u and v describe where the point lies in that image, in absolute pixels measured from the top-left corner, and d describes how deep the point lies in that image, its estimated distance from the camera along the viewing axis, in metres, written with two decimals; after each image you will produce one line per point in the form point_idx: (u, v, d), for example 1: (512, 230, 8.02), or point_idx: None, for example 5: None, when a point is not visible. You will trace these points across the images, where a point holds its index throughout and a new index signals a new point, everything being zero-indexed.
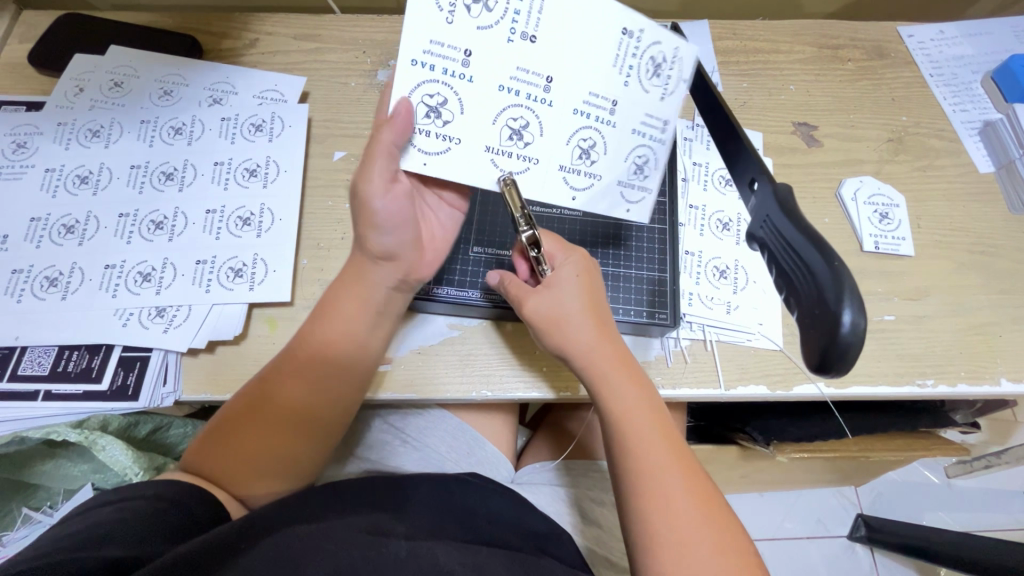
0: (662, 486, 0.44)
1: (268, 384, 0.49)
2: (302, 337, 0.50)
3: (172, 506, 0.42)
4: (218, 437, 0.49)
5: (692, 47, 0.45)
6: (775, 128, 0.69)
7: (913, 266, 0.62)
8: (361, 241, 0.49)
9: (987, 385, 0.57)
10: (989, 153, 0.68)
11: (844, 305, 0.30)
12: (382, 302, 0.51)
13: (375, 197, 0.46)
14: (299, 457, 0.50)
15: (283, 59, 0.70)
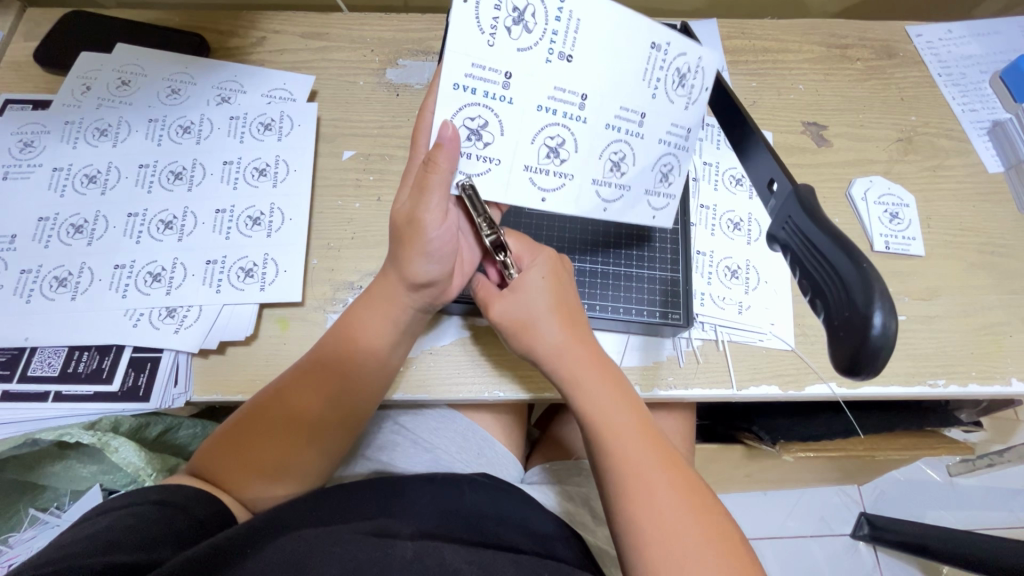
0: (643, 484, 0.44)
1: (289, 397, 0.49)
2: (325, 353, 0.50)
3: (179, 510, 0.41)
4: (222, 443, 0.48)
5: (711, 55, 0.47)
6: (785, 127, 0.69)
7: (924, 265, 0.62)
8: (394, 260, 0.48)
9: (997, 384, 0.57)
10: (998, 152, 0.68)
11: (874, 307, 0.29)
12: (408, 322, 0.51)
13: (424, 224, 0.45)
14: (301, 463, 0.49)
15: (291, 58, 0.70)
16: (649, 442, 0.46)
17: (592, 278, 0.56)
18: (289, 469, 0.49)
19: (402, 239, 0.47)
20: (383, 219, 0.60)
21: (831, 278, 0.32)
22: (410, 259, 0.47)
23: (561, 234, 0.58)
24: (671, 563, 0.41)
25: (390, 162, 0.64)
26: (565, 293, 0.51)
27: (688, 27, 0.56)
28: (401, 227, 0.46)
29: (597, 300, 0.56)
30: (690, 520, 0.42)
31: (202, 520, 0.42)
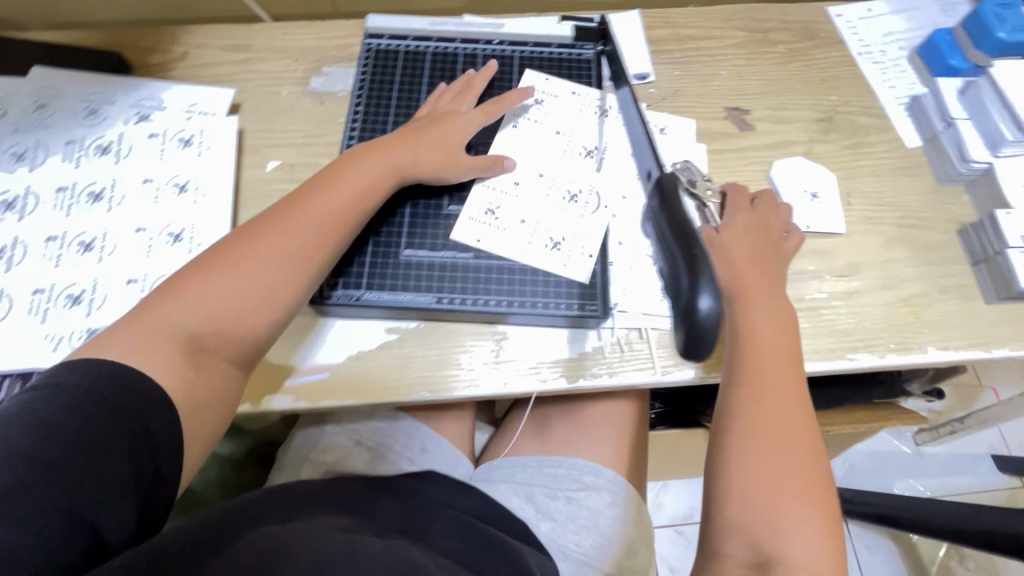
0: (780, 416, 0.46)
1: (270, 232, 0.50)
2: (303, 199, 0.52)
3: (135, 423, 0.40)
4: (174, 293, 0.47)
5: (525, 76, 0.66)
6: (708, 114, 0.69)
7: (844, 242, 0.63)
8: (371, 161, 0.55)
9: (916, 354, 0.58)
10: (916, 126, 0.69)
11: (702, 302, 0.39)
12: (342, 198, 0.53)
13: (438, 131, 0.58)
14: (265, 335, 0.49)
15: (213, 71, 0.70)
16: (791, 365, 0.49)
17: (513, 274, 0.57)
18: (253, 353, 0.49)
19: (431, 127, 0.59)
20: None
21: (690, 290, 0.40)
22: (441, 134, 0.58)
23: (483, 235, 0.59)
24: (761, 470, 0.44)
25: (315, 170, 0.64)
26: (786, 257, 0.57)
27: (619, 51, 0.62)
28: (436, 118, 0.60)
29: (517, 296, 0.57)
30: (791, 425, 0.46)
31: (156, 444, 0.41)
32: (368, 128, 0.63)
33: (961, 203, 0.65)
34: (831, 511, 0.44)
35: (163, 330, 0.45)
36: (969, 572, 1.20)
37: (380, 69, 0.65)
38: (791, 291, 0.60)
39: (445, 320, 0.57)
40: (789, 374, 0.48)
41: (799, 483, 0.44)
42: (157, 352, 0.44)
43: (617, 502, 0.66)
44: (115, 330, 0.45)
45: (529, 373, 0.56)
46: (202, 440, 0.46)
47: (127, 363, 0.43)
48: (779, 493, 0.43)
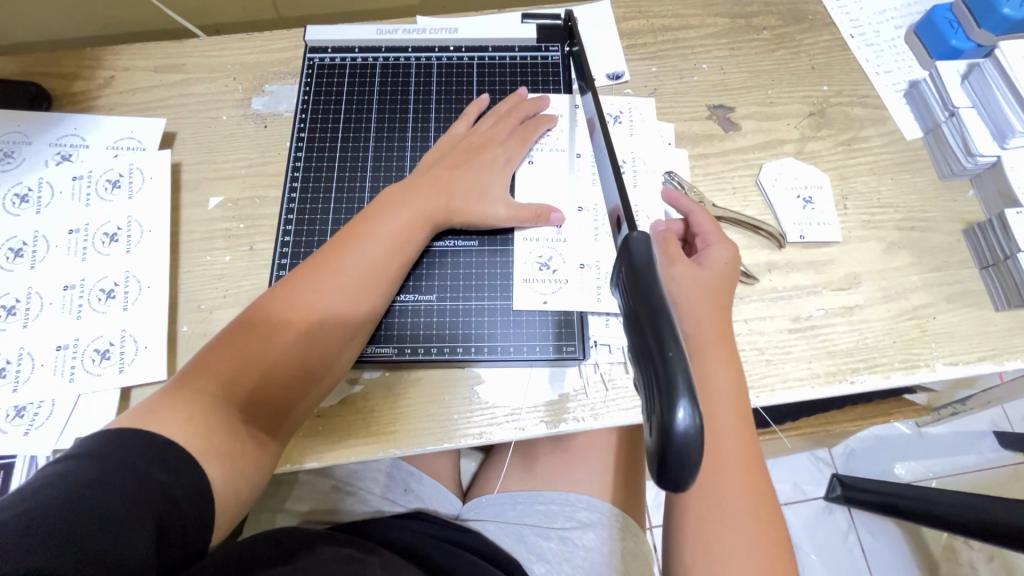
0: (732, 494, 0.44)
1: (305, 288, 0.47)
2: (340, 249, 0.48)
3: (160, 489, 0.36)
4: (214, 358, 0.44)
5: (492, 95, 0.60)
6: (689, 115, 0.63)
7: (841, 251, 0.58)
8: (404, 211, 0.51)
9: (923, 371, 0.54)
10: (916, 115, 0.64)
11: (679, 396, 0.26)
12: (383, 261, 0.49)
13: (477, 172, 0.54)
14: (303, 396, 0.46)
15: (143, 97, 0.63)
16: (741, 431, 0.47)
17: (482, 316, 0.53)
18: (291, 415, 0.46)
19: (465, 165, 0.54)
20: (256, 271, 0.55)
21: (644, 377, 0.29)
22: (474, 172, 0.54)
23: (449, 275, 0.54)
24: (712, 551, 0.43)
25: (262, 204, 0.58)
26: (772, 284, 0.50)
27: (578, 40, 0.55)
28: (471, 151, 0.55)
29: (487, 340, 0.53)
30: (744, 501, 0.44)
31: (182, 505, 0.36)
32: (314, 156, 0.57)
33: (966, 200, 0.60)
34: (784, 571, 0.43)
35: (201, 396, 0.42)
36: (974, 552, 1.17)
37: (325, 88, 0.60)
38: (786, 310, 0.56)
39: (410, 371, 0.53)
40: (738, 436, 0.46)
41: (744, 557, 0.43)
42: (193, 423, 0.40)
43: (614, 536, 0.59)
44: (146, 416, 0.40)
45: (506, 421, 0.51)
46: (235, 510, 0.42)
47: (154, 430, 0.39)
48: (727, 568, 0.42)
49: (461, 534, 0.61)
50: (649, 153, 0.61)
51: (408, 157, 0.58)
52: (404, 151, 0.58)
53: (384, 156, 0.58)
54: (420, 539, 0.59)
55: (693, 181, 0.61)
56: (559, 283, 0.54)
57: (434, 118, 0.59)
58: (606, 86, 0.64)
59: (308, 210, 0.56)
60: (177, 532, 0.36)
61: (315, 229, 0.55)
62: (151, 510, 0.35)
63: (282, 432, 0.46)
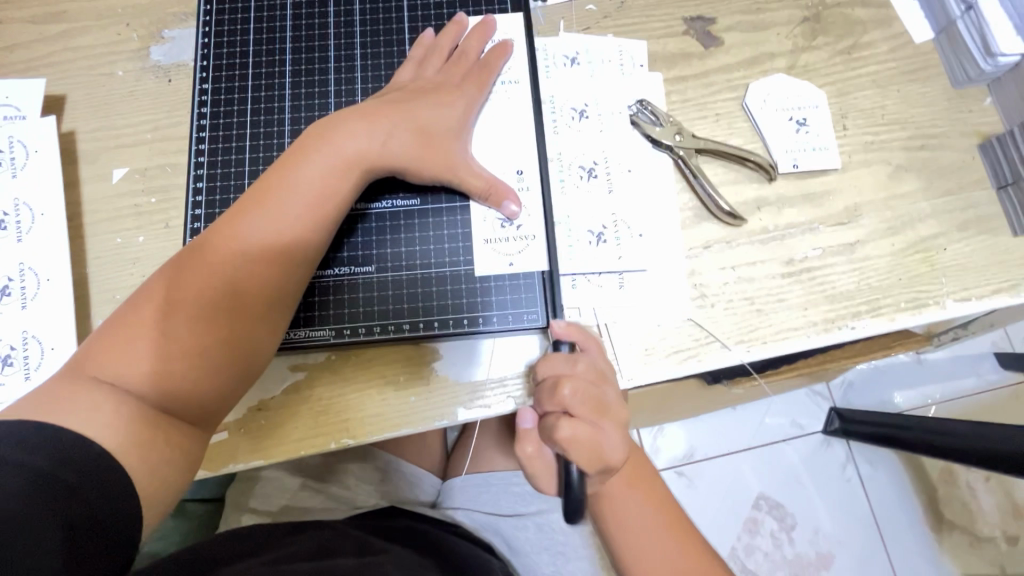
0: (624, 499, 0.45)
1: (211, 256, 0.40)
2: (248, 209, 0.41)
3: (70, 492, 0.31)
4: (115, 340, 0.38)
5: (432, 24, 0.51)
6: (662, 31, 0.54)
7: (840, 179, 0.51)
8: (329, 150, 0.43)
9: (931, 310, 0.48)
10: (926, 12, 0.55)
11: None
12: (304, 210, 0.42)
13: (419, 101, 0.45)
14: (221, 384, 0.40)
15: (23, 55, 0.54)
16: (637, 487, 0.46)
17: (432, 287, 0.47)
18: (215, 395, 0.40)
19: (400, 104, 0.45)
20: (173, 253, 0.49)
21: None
22: (413, 116, 0.45)
23: (392, 242, 0.47)
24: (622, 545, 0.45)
25: (173, 173, 0.51)
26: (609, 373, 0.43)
27: None
28: (411, 92, 0.46)
29: (439, 313, 0.46)
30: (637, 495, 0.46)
31: (98, 510, 0.32)
32: (223, 112, 0.49)
33: (982, 109, 0.52)
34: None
35: (101, 385, 0.37)
36: (971, 474, 1.17)
37: (228, 28, 0.50)
38: (779, 253, 0.49)
39: (356, 353, 0.47)
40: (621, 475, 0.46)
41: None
42: (99, 415, 0.36)
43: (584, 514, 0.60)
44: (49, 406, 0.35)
45: (470, 401, 0.46)
46: (167, 498, 0.38)
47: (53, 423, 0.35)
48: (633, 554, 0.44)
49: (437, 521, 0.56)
50: (614, 82, 0.52)
51: (333, 104, 0.49)
52: (327, 97, 0.49)
53: (303, 106, 0.49)
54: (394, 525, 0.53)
55: (670, 111, 0.52)
56: (523, 239, 0.47)
57: (360, 56, 0.50)
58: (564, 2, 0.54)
59: (220, 177, 0.48)
60: (96, 538, 0.32)
61: (231, 198, 0.47)
62: (59, 520, 0.30)
63: (205, 420, 0.41)
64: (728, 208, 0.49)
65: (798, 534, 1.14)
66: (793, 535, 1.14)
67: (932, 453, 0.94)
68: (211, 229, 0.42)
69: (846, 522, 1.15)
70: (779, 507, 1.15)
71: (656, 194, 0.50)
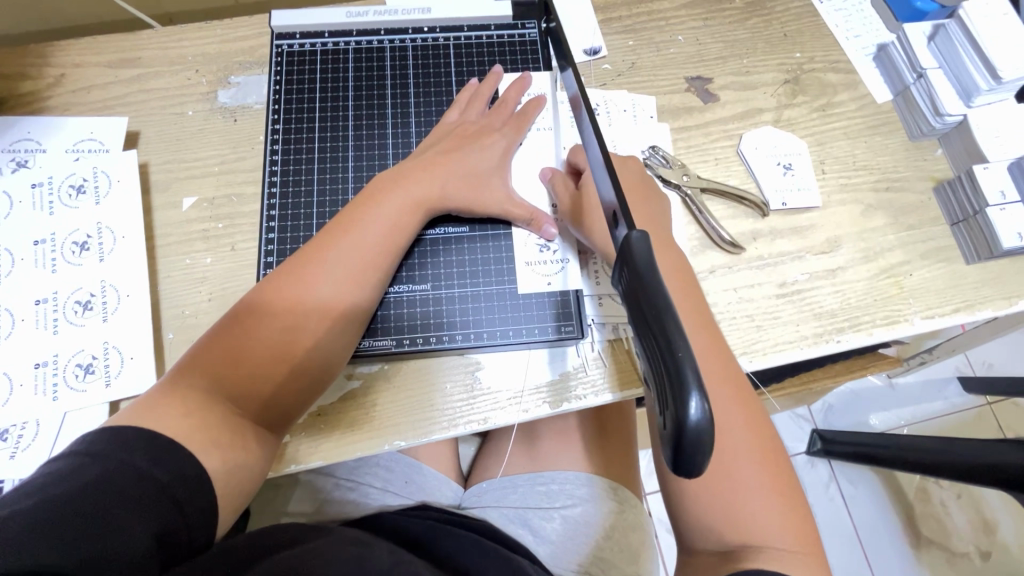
0: (729, 438, 0.44)
1: (291, 288, 0.46)
2: (331, 240, 0.47)
3: (159, 490, 0.37)
4: (205, 362, 0.44)
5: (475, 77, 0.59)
6: (668, 87, 0.63)
7: (821, 215, 0.60)
8: (394, 196, 0.49)
9: (902, 326, 0.56)
10: (885, 78, 0.65)
11: (690, 390, 0.26)
12: (371, 248, 0.48)
13: (470, 152, 0.53)
14: (304, 392, 0.46)
15: (100, 95, 0.60)
16: (716, 359, 0.46)
17: (478, 303, 0.53)
18: (290, 408, 0.46)
19: (452, 155, 0.52)
20: (240, 272, 0.54)
21: (653, 370, 0.29)
22: (466, 156, 0.52)
23: (443, 264, 0.54)
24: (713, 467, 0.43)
25: (239, 201, 0.56)
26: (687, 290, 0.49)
27: (554, 18, 0.54)
28: (462, 135, 0.54)
29: (485, 326, 0.52)
30: (743, 438, 0.44)
31: (183, 506, 0.37)
32: (292, 148, 0.55)
33: (935, 158, 0.62)
34: (796, 503, 0.43)
35: (199, 396, 0.42)
36: (944, 491, 1.25)
37: (296, 77, 0.58)
38: (774, 276, 0.57)
39: (409, 362, 0.52)
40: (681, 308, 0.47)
41: (789, 565, 0.41)
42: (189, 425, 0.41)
43: (609, 513, 0.62)
44: (154, 412, 0.41)
45: (509, 404, 0.51)
46: (241, 497, 0.43)
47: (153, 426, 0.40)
48: (728, 477, 0.43)
49: (468, 519, 0.60)
50: (630, 132, 0.61)
51: (390, 144, 0.56)
52: (385, 138, 0.56)
53: (364, 145, 0.56)
54: (430, 524, 0.58)
55: (676, 154, 0.61)
56: (557, 261, 0.54)
57: (412, 103, 0.58)
58: (584, 62, 0.64)
59: (290, 206, 0.54)
60: (178, 532, 0.36)
61: (300, 225, 0.53)
62: (152, 512, 0.35)
63: (281, 428, 0.46)
64: (728, 237, 0.57)
65: None
66: None
67: (908, 467, 1.01)
68: (294, 258, 0.48)
69: (831, 538, 1.21)
70: None
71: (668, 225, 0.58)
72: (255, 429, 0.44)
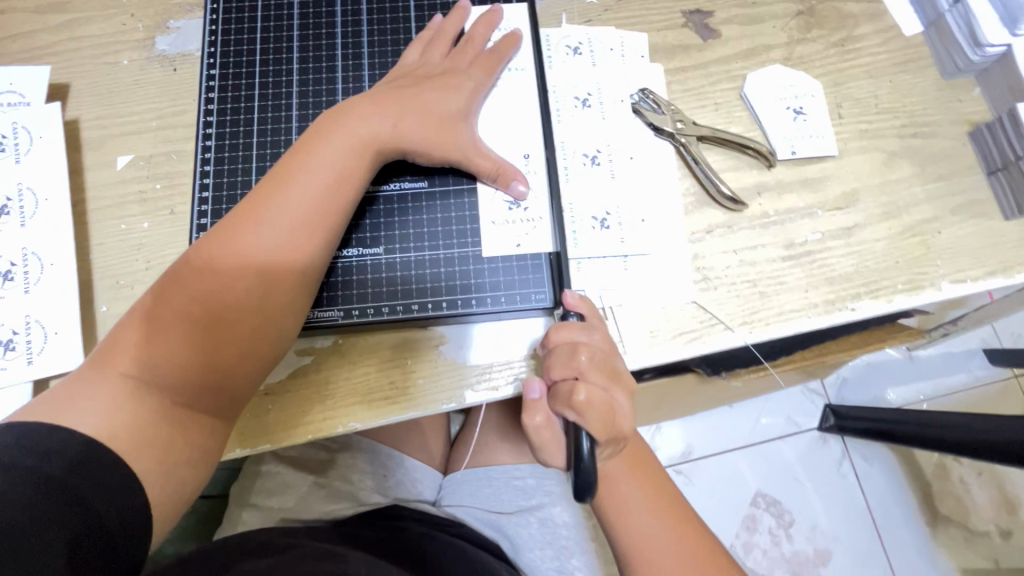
0: (628, 497, 0.44)
1: (222, 251, 0.40)
2: (268, 197, 0.41)
3: (77, 504, 0.33)
4: (128, 344, 0.39)
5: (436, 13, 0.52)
6: (662, 23, 0.55)
7: (836, 166, 0.52)
8: (338, 144, 0.43)
9: (928, 292, 0.49)
10: (916, 7, 0.56)
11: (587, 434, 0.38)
12: (314, 203, 0.42)
13: (427, 93, 0.46)
14: (252, 367, 0.41)
15: (26, 44, 0.54)
16: (638, 474, 0.45)
17: (439, 267, 0.47)
18: (230, 389, 0.40)
19: (407, 96, 0.45)
20: (178, 237, 0.48)
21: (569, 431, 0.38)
22: (424, 99, 0.46)
23: (399, 224, 0.48)
24: (630, 522, 0.43)
25: (178, 159, 0.50)
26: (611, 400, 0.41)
27: None
28: (419, 76, 0.47)
29: (447, 293, 0.47)
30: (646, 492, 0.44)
31: (102, 522, 0.34)
32: (231, 98, 0.49)
33: (971, 98, 0.54)
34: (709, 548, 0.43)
35: (123, 382, 0.38)
36: (964, 469, 1.19)
37: (236, 18, 0.51)
38: (780, 236, 0.50)
39: (362, 336, 0.47)
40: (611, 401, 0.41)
41: None
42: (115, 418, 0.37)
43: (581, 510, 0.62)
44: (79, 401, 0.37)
45: (477, 381, 0.46)
46: (179, 500, 0.39)
47: (84, 428, 0.36)
48: (638, 531, 0.43)
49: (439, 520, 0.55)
50: (616, 71, 0.53)
51: (340, 90, 0.50)
52: (334, 83, 0.50)
53: (311, 91, 0.49)
54: (390, 528, 0.53)
55: (671, 99, 0.54)
56: (529, 221, 0.48)
57: (367, 44, 0.51)
58: None
59: (227, 159, 0.48)
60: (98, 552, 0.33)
61: (238, 181, 0.48)
62: (66, 532, 0.32)
63: (224, 412, 0.41)
64: (728, 192, 0.50)
65: (796, 532, 1.14)
66: (791, 532, 1.14)
67: (926, 444, 0.95)
68: (228, 217, 0.42)
69: (844, 519, 1.15)
70: (777, 504, 1.16)
71: (657, 178, 0.51)
72: (191, 416, 0.39)
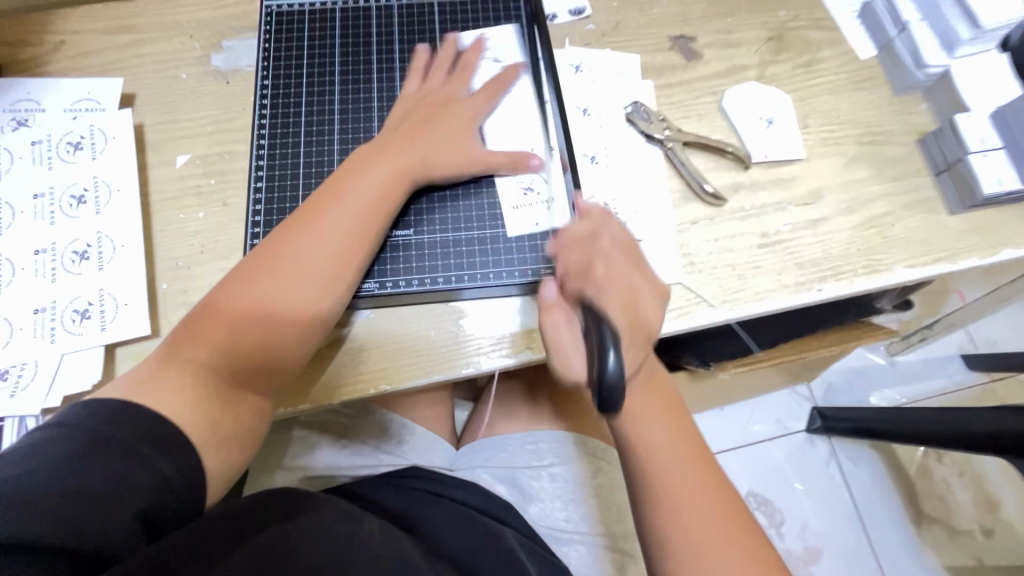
0: (652, 431, 0.47)
1: (278, 258, 0.46)
2: (316, 212, 0.48)
3: (145, 467, 0.37)
4: (190, 339, 0.44)
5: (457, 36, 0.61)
6: (651, 46, 0.64)
7: (804, 168, 0.60)
8: (373, 168, 0.50)
9: (884, 275, 0.57)
10: (869, 35, 0.65)
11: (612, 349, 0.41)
12: (356, 217, 0.48)
13: (442, 121, 0.54)
14: (297, 346, 0.46)
15: (96, 60, 0.61)
16: (661, 414, 0.48)
17: (460, 248, 0.54)
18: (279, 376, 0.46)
19: (427, 125, 0.53)
20: (231, 225, 0.55)
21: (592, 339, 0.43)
22: (440, 123, 0.54)
23: (426, 211, 0.55)
24: (650, 452, 0.46)
25: (231, 159, 0.58)
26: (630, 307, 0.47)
27: None
28: (434, 106, 0.55)
29: (467, 270, 0.54)
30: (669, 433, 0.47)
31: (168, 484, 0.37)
32: (281, 106, 0.57)
33: (918, 112, 0.62)
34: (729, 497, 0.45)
35: (187, 370, 0.42)
36: (945, 468, 1.25)
37: (285, 39, 0.60)
38: (755, 227, 0.58)
39: (392, 309, 0.53)
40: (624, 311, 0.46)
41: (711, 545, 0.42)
42: (181, 398, 0.41)
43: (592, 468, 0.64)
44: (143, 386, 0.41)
45: (492, 350, 0.52)
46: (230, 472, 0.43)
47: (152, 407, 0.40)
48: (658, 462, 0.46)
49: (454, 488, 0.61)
50: (612, 86, 0.61)
51: (375, 99, 0.58)
52: (371, 93, 0.58)
53: (350, 99, 0.58)
54: (409, 499, 0.59)
55: (660, 111, 0.62)
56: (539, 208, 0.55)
57: (398, 61, 0.60)
58: (568, 22, 0.64)
59: (278, 157, 0.56)
60: (164, 510, 0.37)
61: (287, 175, 0.55)
62: (135, 491, 0.35)
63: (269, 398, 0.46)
64: (710, 189, 0.58)
65: (786, 529, 1.19)
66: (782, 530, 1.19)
67: (908, 438, 1.01)
68: (279, 230, 0.48)
69: (831, 517, 1.20)
70: (768, 503, 1.20)
71: (648, 176, 0.59)
72: (244, 399, 0.44)
